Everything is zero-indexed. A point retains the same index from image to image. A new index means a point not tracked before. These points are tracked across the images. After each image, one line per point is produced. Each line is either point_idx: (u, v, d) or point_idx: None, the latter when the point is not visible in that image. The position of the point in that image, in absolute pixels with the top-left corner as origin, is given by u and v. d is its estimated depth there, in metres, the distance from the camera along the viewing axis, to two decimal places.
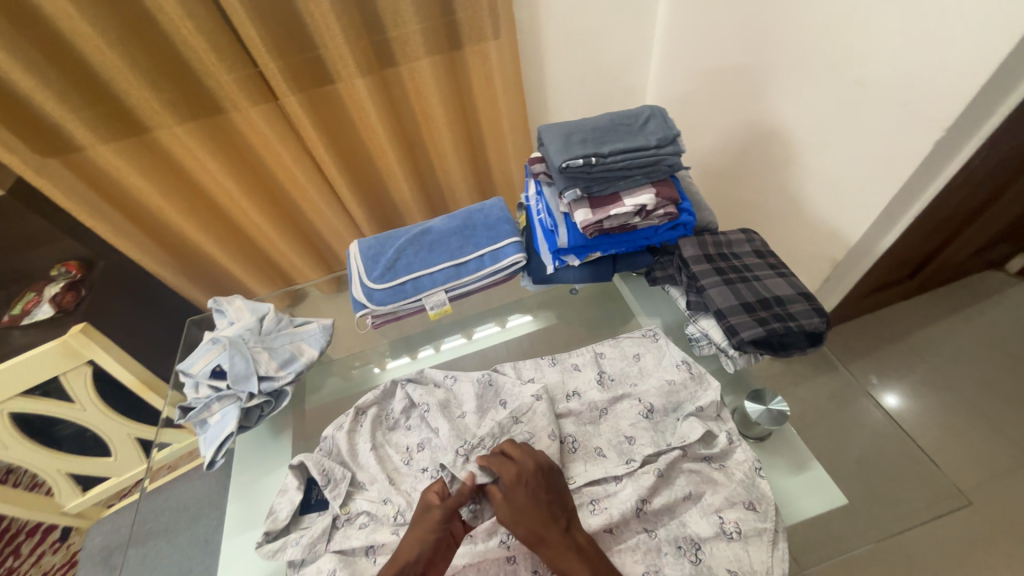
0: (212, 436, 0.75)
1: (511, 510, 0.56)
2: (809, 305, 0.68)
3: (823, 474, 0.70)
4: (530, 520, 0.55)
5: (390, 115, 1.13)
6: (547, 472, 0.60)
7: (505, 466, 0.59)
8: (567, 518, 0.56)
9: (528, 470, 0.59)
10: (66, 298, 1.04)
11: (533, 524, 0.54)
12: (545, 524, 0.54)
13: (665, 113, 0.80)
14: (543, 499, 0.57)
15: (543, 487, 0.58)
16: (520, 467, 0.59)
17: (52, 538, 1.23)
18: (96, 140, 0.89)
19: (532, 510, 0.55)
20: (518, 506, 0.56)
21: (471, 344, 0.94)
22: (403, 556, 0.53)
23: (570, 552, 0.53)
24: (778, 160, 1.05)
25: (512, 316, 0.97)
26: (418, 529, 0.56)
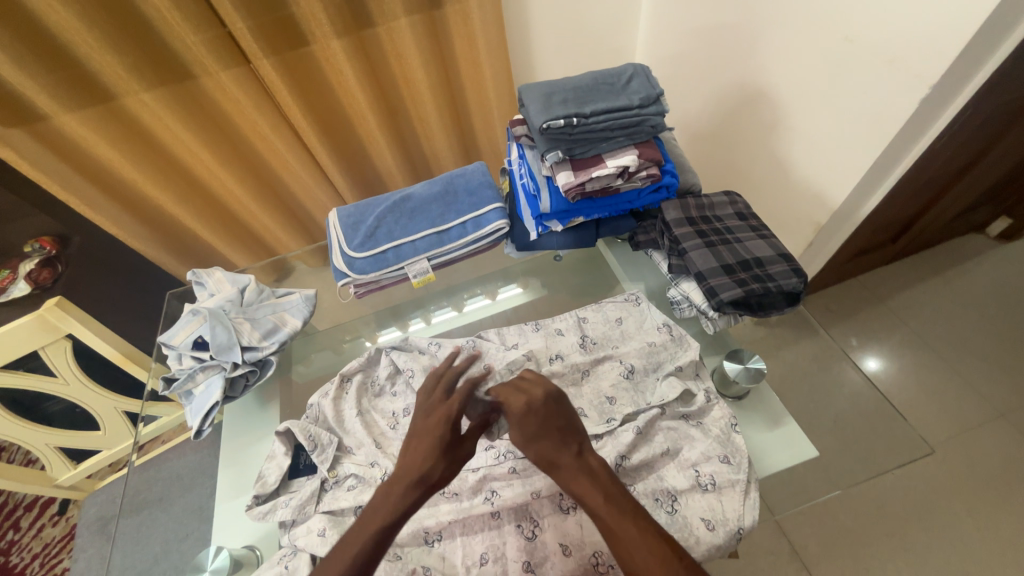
0: (198, 407, 0.75)
1: (522, 436, 0.54)
2: (788, 266, 0.68)
3: (796, 429, 0.72)
4: (541, 444, 0.53)
5: (369, 79, 1.08)
6: (559, 401, 0.56)
7: (515, 396, 0.56)
8: (579, 442, 0.53)
9: (544, 396, 0.56)
10: (42, 275, 1.03)
11: (546, 449, 0.53)
12: (558, 448, 0.52)
13: (648, 71, 0.78)
14: (558, 426, 0.54)
15: (560, 412, 0.55)
16: (530, 396, 0.56)
17: (51, 512, 1.25)
18: (60, 110, 0.85)
19: (545, 433, 0.53)
20: (529, 431, 0.54)
21: (462, 316, 0.93)
22: (403, 478, 0.50)
23: (581, 475, 0.50)
24: (766, 123, 1.03)
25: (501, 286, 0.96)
26: (424, 448, 0.53)
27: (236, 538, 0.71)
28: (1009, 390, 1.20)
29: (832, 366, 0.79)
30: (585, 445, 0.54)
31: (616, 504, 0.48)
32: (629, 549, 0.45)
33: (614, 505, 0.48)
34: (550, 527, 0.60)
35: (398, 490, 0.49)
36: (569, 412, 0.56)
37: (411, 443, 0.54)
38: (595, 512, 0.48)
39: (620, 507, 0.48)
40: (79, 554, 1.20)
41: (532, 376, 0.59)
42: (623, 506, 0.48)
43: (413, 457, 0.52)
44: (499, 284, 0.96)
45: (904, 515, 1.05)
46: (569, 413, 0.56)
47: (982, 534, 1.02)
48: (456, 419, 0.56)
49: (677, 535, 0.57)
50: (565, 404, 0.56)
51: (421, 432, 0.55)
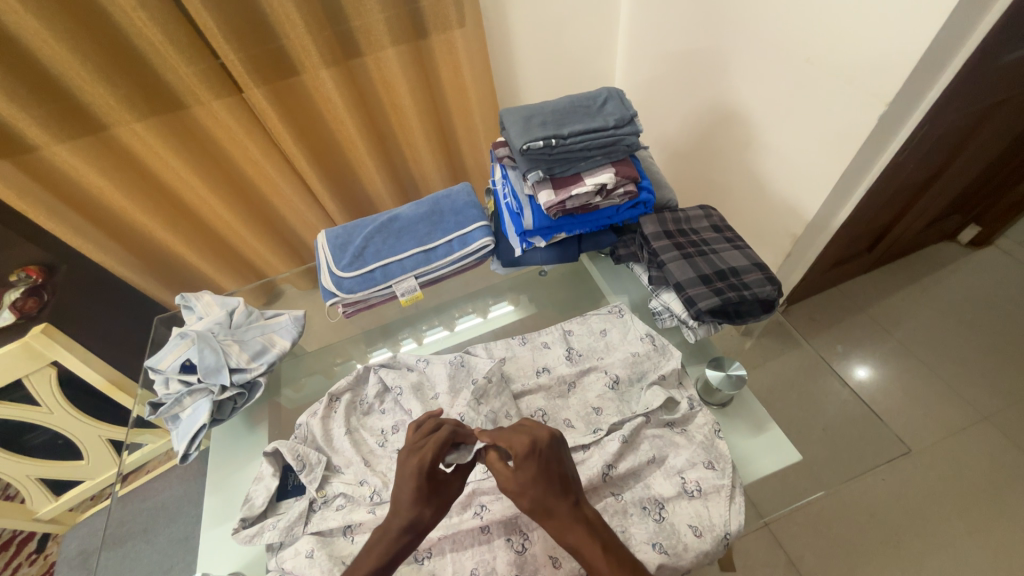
0: (185, 430, 0.75)
1: (519, 481, 0.52)
2: (762, 275, 0.70)
3: (780, 434, 0.73)
4: (539, 492, 0.52)
5: (358, 106, 1.12)
6: (560, 446, 0.55)
7: (518, 436, 0.53)
8: (576, 492, 0.53)
9: (542, 443, 0.53)
10: (28, 304, 1.02)
11: (540, 499, 0.52)
12: (559, 497, 0.52)
13: (622, 94, 0.82)
14: (554, 475, 0.52)
15: (563, 457, 0.55)
16: (533, 438, 0.53)
17: (29, 549, 1.20)
18: (50, 139, 0.87)
19: (545, 484, 0.52)
20: (528, 478, 0.52)
21: (453, 336, 0.94)
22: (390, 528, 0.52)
23: (577, 525, 0.51)
24: (739, 140, 1.08)
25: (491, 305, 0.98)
26: (410, 496, 0.53)
27: (223, 564, 0.70)
28: (990, 392, 1.23)
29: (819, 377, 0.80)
30: (580, 493, 0.54)
31: (612, 555, 0.50)
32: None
33: (611, 557, 0.50)
34: (539, 539, 0.60)
35: (390, 532, 0.52)
36: (567, 456, 0.55)
37: (399, 484, 0.54)
38: (590, 564, 0.50)
39: (617, 559, 0.50)
40: None
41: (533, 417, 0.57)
42: (619, 557, 0.50)
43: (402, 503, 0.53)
44: (489, 302, 0.98)
45: (896, 521, 1.06)
46: (569, 457, 0.55)
47: (973, 537, 1.03)
48: (435, 462, 0.54)
49: (666, 542, 0.57)
50: (563, 447, 0.55)
51: (408, 477, 0.53)
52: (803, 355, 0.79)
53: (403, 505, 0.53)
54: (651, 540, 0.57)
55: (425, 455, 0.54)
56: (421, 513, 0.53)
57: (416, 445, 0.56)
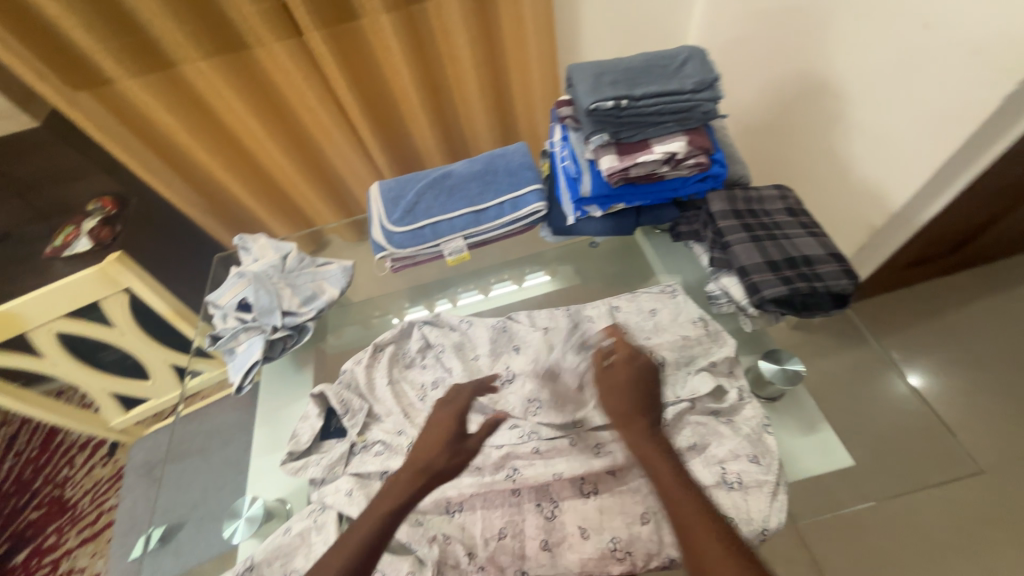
0: (239, 364, 0.79)
1: (609, 388, 0.62)
2: (839, 266, 0.64)
3: (831, 436, 0.69)
4: (618, 405, 0.60)
5: (415, 55, 1.09)
6: (654, 372, 0.63)
7: (624, 350, 0.65)
8: (654, 415, 0.59)
9: (638, 362, 0.63)
10: (103, 233, 1.14)
11: (623, 406, 0.59)
12: (634, 408, 0.59)
13: (705, 54, 0.74)
14: (642, 391, 0.60)
15: (649, 379, 0.62)
16: (632, 359, 0.63)
17: (102, 453, 1.41)
18: (124, 73, 0.90)
19: (626, 394, 0.60)
20: (615, 386, 0.61)
21: (488, 301, 0.93)
22: (413, 464, 0.58)
23: (647, 440, 0.56)
24: (825, 116, 0.98)
25: (529, 274, 0.96)
26: (437, 439, 0.61)
27: (269, 490, 0.75)
28: None
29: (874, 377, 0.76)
30: (660, 423, 0.59)
31: (680, 473, 0.52)
32: (698, 531, 0.47)
33: (679, 475, 0.52)
34: (570, 509, 0.60)
35: (406, 477, 0.57)
36: (655, 383, 0.62)
37: (425, 432, 0.63)
38: (657, 475, 0.52)
39: (685, 479, 0.52)
40: (127, 491, 1.30)
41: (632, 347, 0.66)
42: (687, 480, 0.52)
43: (425, 446, 0.60)
44: (526, 270, 0.96)
45: (937, 539, 1.01)
46: (654, 386, 0.62)
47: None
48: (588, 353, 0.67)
49: None
50: (653, 375, 0.63)
51: (434, 424, 0.63)
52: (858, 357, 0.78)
53: (428, 452, 0.60)
54: None
55: (446, 411, 0.65)
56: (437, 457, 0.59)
57: (449, 397, 0.67)
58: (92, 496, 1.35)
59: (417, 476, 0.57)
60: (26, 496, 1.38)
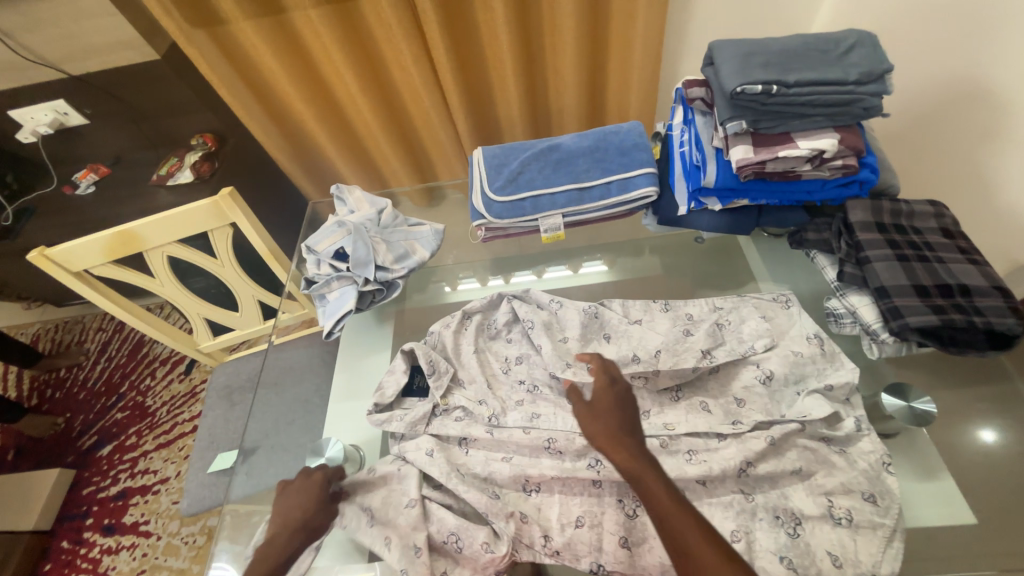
0: (332, 311, 0.81)
1: (591, 410, 0.62)
2: (1005, 302, 0.56)
3: (953, 487, 0.61)
4: (601, 428, 0.60)
5: (517, 19, 1.04)
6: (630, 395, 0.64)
7: (603, 372, 0.65)
8: (635, 435, 0.59)
9: (617, 385, 0.64)
10: (203, 167, 1.20)
11: (611, 426, 0.60)
12: (618, 428, 0.59)
13: (874, 41, 0.65)
14: (624, 415, 0.61)
15: (626, 403, 0.63)
16: (611, 379, 0.64)
17: (179, 370, 1.55)
18: (239, 15, 0.94)
19: (612, 415, 0.61)
20: (593, 410, 0.62)
21: (540, 283, 0.91)
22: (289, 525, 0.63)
23: (636, 457, 0.56)
24: (972, 129, 0.84)
25: (586, 262, 0.92)
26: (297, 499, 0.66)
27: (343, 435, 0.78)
28: None
29: (1001, 420, 0.65)
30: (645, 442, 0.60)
31: (675, 494, 0.53)
32: (694, 552, 0.47)
33: (672, 494, 0.53)
34: None
35: (283, 538, 0.62)
36: (628, 407, 0.63)
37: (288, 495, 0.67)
38: (651, 495, 0.53)
39: (678, 500, 0.52)
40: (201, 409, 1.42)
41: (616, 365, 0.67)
42: (679, 498, 0.53)
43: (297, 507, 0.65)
44: (583, 258, 0.92)
45: None
46: (632, 411, 0.63)
47: None
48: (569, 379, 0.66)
49: (796, 560, 0.52)
50: (627, 401, 0.63)
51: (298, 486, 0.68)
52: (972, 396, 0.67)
53: (299, 506, 0.65)
54: (779, 553, 0.52)
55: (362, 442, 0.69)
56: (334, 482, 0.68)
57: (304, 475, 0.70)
58: (169, 407, 1.48)
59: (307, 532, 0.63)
60: (114, 397, 1.53)
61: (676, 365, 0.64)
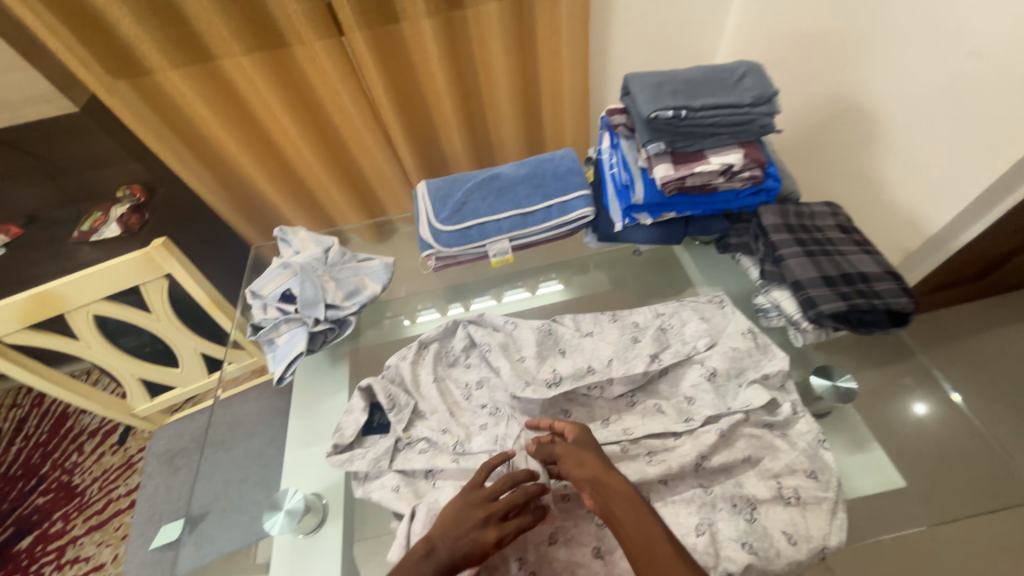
0: (281, 355, 0.78)
1: (575, 450, 0.57)
2: (896, 284, 0.64)
3: (881, 455, 0.68)
4: (590, 462, 0.55)
5: (450, 61, 1.10)
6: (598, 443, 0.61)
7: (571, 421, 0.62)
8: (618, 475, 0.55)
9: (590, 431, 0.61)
10: (131, 219, 1.19)
11: (598, 463, 0.55)
12: (604, 466, 0.55)
13: (761, 69, 0.75)
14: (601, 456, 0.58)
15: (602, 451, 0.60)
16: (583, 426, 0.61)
17: (111, 441, 1.39)
18: (166, 64, 0.93)
19: (598, 453, 0.57)
20: (576, 449, 0.57)
21: (500, 307, 0.93)
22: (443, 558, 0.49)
23: (630, 492, 0.52)
24: (859, 138, 0.97)
25: (542, 282, 0.95)
26: (462, 520, 0.52)
27: (304, 484, 0.74)
28: None
29: (915, 390, 0.74)
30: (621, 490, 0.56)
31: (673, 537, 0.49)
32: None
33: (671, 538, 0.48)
34: None
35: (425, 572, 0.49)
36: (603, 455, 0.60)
37: (450, 514, 0.53)
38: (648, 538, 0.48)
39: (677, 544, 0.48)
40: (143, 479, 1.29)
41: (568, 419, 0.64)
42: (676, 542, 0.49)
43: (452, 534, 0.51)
44: (539, 279, 0.96)
45: None
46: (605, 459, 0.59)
47: None
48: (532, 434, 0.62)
49: (756, 544, 0.55)
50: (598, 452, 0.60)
51: (463, 503, 0.53)
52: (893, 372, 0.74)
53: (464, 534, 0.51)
54: (740, 539, 0.55)
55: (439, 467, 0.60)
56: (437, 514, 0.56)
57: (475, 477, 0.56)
58: (100, 483, 1.32)
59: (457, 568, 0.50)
60: (34, 480, 1.36)
61: (630, 372, 0.68)
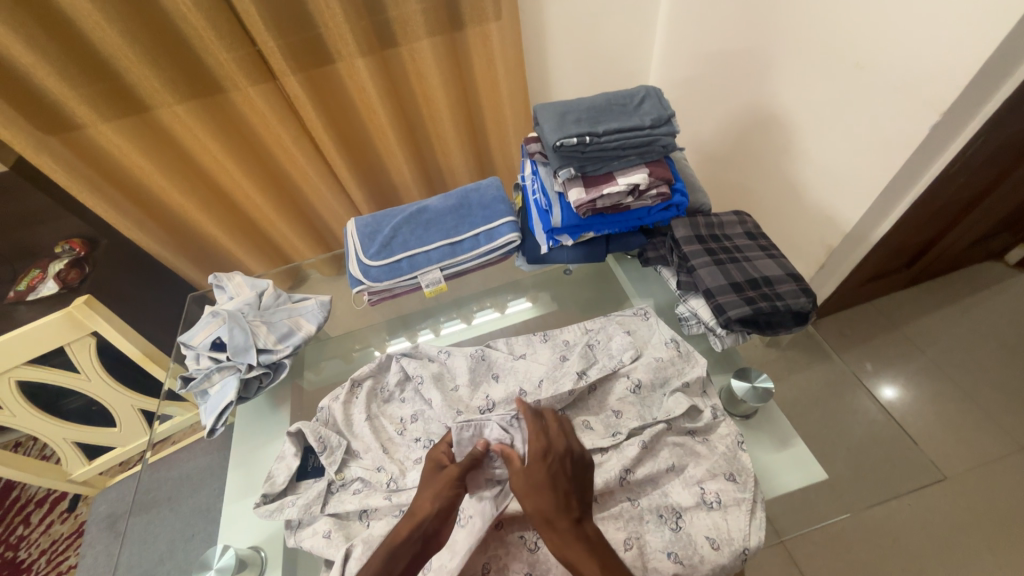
0: (213, 405, 0.77)
1: (527, 483, 0.57)
2: (797, 285, 0.69)
3: (804, 451, 0.71)
4: (543, 500, 0.55)
5: (390, 98, 1.11)
6: (573, 461, 0.59)
7: (537, 440, 0.60)
8: (580, 509, 0.55)
9: (556, 453, 0.59)
10: (70, 275, 1.07)
11: (543, 506, 0.55)
12: (552, 507, 0.54)
13: (661, 94, 0.80)
14: (559, 487, 0.56)
15: (568, 473, 0.58)
16: (548, 445, 0.59)
17: (61, 508, 1.27)
18: (97, 118, 0.89)
19: (549, 488, 0.56)
20: (536, 482, 0.57)
21: (470, 329, 0.95)
22: (420, 512, 0.56)
23: (576, 542, 0.52)
24: (776, 146, 1.03)
25: (511, 301, 0.97)
26: (433, 487, 0.59)
27: (240, 538, 0.72)
28: None
29: (845, 390, 0.78)
30: (585, 513, 0.56)
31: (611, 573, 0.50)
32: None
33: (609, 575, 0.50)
34: None
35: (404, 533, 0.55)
36: (581, 475, 0.58)
37: (421, 488, 0.60)
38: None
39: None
40: (87, 549, 1.21)
41: (554, 423, 0.63)
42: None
43: (424, 496, 0.58)
44: (509, 298, 0.98)
45: (921, 550, 1.00)
46: (584, 477, 0.58)
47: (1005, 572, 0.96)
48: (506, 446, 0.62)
49: (681, 553, 0.56)
50: (582, 467, 0.59)
51: (427, 478, 0.61)
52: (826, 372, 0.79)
53: (427, 500, 0.57)
54: (666, 549, 0.57)
55: (450, 472, 0.60)
56: (439, 514, 0.57)
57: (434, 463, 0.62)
58: (48, 556, 1.20)
59: (424, 527, 0.56)
60: None
61: (563, 392, 0.68)
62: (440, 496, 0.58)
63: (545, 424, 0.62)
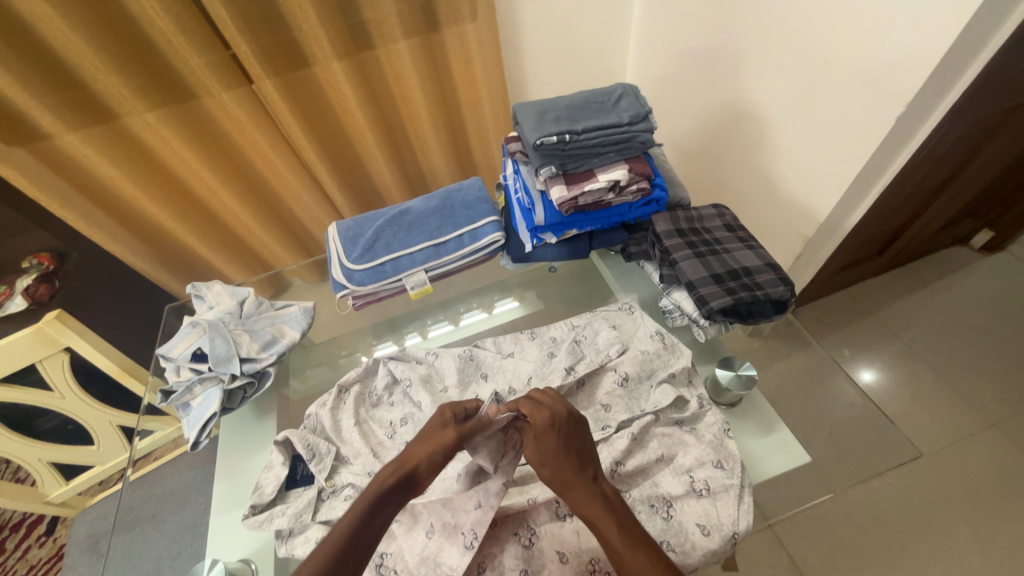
0: (195, 418, 0.76)
1: (539, 455, 0.56)
2: (775, 275, 0.70)
3: (788, 436, 0.73)
4: (557, 464, 0.55)
5: (369, 99, 1.10)
6: (578, 423, 0.59)
7: (538, 411, 0.58)
8: (594, 468, 0.55)
9: (560, 417, 0.58)
10: (40, 290, 1.02)
11: (560, 472, 0.54)
12: (573, 466, 0.54)
13: (637, 90, 0.81)
14: (574, 448, 0.56)
15: (577, 436, 0.57)
16: (551, 412, 0.58)
17: (38, 532, 1.22)
18: (63, 129, 0.86)
19: (562, 446, 0.56)
20: (548, 450, 0.56)
21: (458, 331, 0.94)
22: (412, 460, 0.57)
23: (593, 500, 0.52)
24: (751, 140, 1.05)
25: (498, 301, 0.98)
26: (430, 440, 0.59)
27: (231, 552, 0.70)
28: (995, 398, 1.19)
29: (826, 377, 0.81)
30: (599, 471, 0.56)
31: (627, 532, 0.49)
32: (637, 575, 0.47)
33: (627, 533, 0.49)
34: (547, 534, 0.60)
35: (389, 509, 0.53)
36: (586, 436, 0.58)
37: (420, 438, 0.60)
38: (606, 539, 0.50)
39: (633, 536, 0.49)
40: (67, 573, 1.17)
41: (551, 394, 0.61)
42: (634, 533, 0.50)
43: (420, 446, 0.58)
44: (496, 297, 0.98)
45: (903, 526, 1.03)
46: (588, 436, 0.58)
47: (981, 544, 1.00)
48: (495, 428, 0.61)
49: (673, 540, 0.57)
50: (582, 426, 0.59)
51: (428, 429, 0.61)
52: (809, 359, 0.82)
53: (421, 452, 0.58)
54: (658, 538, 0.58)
55: (451, 433, 0.59)
56: (432, 464, 0.57)
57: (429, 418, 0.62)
58: None
59: (410, 474, 0.56)
60: None
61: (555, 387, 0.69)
62: (436, 448, 0.58)
63: (543, 393, 0.61)
